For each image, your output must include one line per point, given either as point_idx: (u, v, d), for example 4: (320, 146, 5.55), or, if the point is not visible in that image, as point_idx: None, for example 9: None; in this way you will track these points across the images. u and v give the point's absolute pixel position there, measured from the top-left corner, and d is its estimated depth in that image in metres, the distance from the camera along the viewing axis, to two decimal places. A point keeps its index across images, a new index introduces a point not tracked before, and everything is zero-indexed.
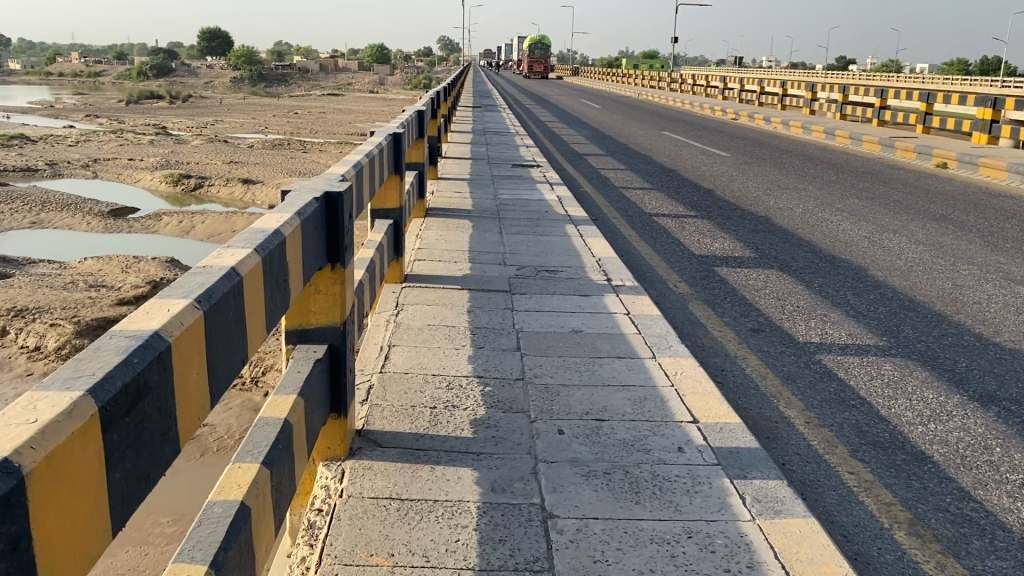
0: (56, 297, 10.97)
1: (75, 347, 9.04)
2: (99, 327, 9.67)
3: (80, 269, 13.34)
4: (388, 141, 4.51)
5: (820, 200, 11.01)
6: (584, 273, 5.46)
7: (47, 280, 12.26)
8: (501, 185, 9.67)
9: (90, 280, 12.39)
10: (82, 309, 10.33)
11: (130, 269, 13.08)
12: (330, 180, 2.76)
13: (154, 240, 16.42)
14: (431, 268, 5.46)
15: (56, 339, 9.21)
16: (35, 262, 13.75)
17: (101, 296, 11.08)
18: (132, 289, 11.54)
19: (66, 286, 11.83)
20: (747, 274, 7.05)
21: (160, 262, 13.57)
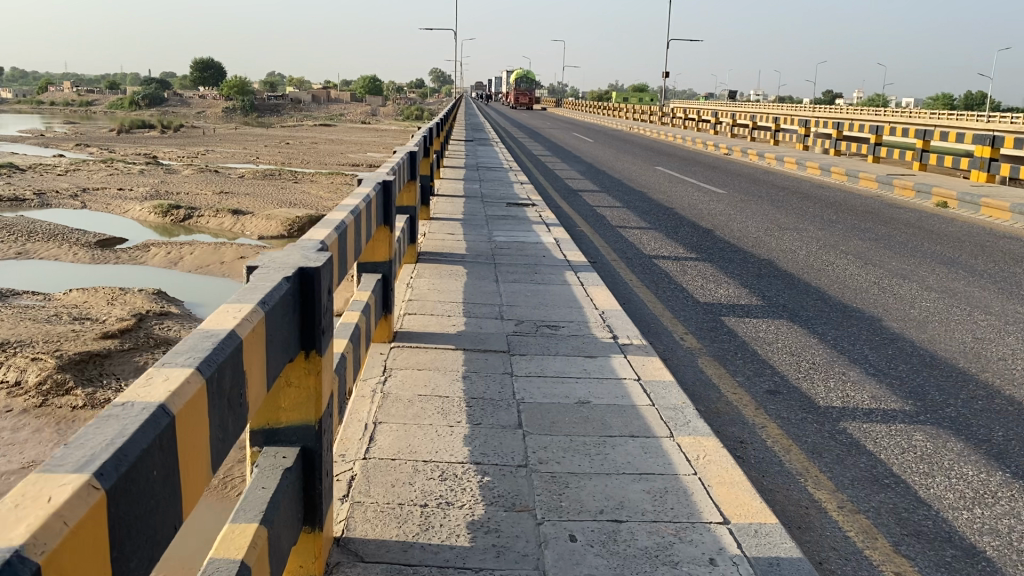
0: (38, 331, 10.51)
1: (56, 383, 8.58)
2: (82, 362, 9.21)
3: (65, 300, 12.89)
4: (376, 191, 4.15)
5: (823, 242, 10.67)
6: (587, 329, 5.07)
7: (30, 313, 11.80)
8: (496, 226, 9.31)
9: (74, 312, 11.94)
10: (65, 343, 9.87)
11: (116, 301, 12.64)
12: (307, 252, 2.38)
13: (142, 271, 15.98)
14: (422, 323, 5.06)
15: (37, 373, 8.75)
16: (18, 293, 13.29)
17: (85, 330, 10.61)
18: (116, 322, 11.11)
19: (48, 319, 11.37)
20: (757, 325, 6.67)
21: (147, 295, 13.14)
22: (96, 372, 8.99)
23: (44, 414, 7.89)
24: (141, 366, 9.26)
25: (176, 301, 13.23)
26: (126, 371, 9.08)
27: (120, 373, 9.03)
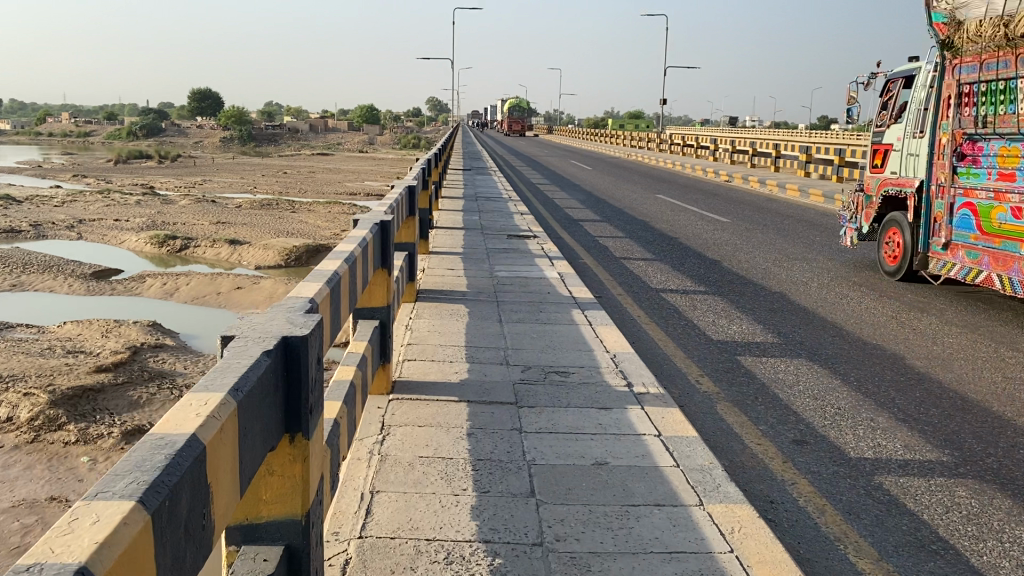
0: (32, 365, 10.16)
1: (49, 418, 8.22)
2: (76, 396, 8.85)
3: (59, 333, 12.57)
4: (372, 233, 3.84)
5: (834, 273, 10.37)
6: (600, 376, 4.74)
7: (23, 346, 11.47)
8: (498, 260, 9.00)
9: (69, 345, 11.59)
10: (58, 377, 9.51)
11: (111, 334, 12.31)
12: (294, 316, 2.06)
13: (138, 303, 15.65)
14: (423, 370, 4.72)
15: (30, 409, 8.39)
16: (13, 326, 12.97)
17: (79, 363, 10.25)
18: (111, 355, 10.75)
19: (42, 353, 11.03)
20: (774, 364, 6.35)
21: (142, 327, 12.81)
22: (89, 407, 8.63)
23: (33, 451, 7.52)
24: (136, 400, 8.90)
25: (172, 333, 12.88)
26: (120, 405, 8.71)
27: (114, 408, 8.67)
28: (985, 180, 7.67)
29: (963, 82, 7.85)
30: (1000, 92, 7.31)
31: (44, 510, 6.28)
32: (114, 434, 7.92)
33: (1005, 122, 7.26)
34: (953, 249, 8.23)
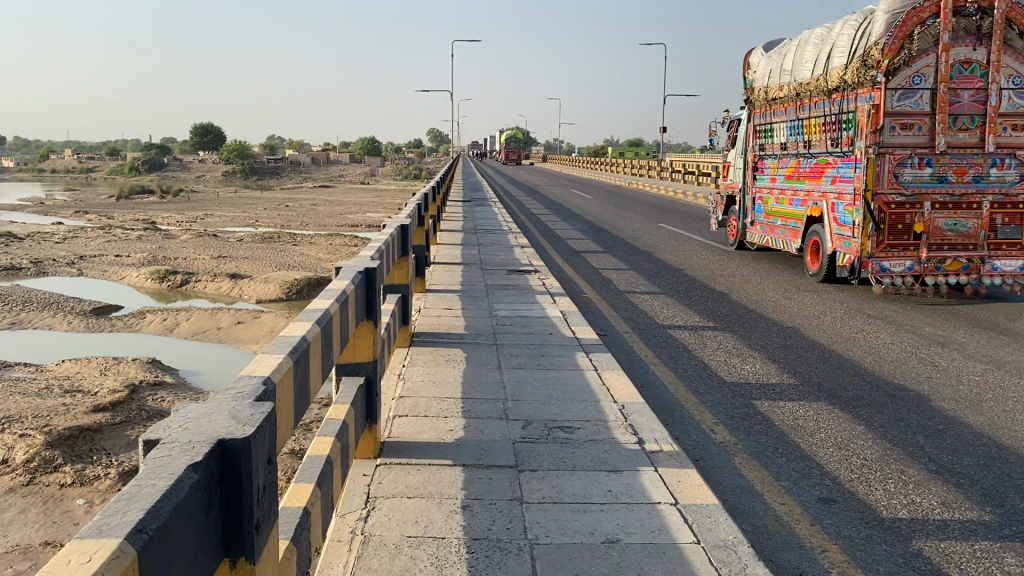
0: (28, 406, 9.78)
1: (45, 460, 7.84)
2: (73, 437, 8.48)
3: (56, 372, 12.21)
4: (355, 283, 3.50)
5: (847, 304, 9.99)
6: (607, 430, 4.36)
7: (20, 386, 11.10)
8: (497, 298, 8.67)
9: (66, 384, 11.22)
10: (55, 417, 9.13)
11: (109, 372, 11.94)
12: (237, 406, 1.71)
13: (137, 340, 15.27)
14: (416, 428, 4.33)
15: (25, 451, 8.01)
16: (11, 365, 12.63)
17: (76, 403, 9.87)
18: (108, 393, 10.39)
19: (38, 393, 10.66)
20: (792, 410, 5.96)
21: (141, 364, 12.46)
22: (87, 447, 8.26)
23: (28, 494, 7.14)
24: (134, 441, 8.52)
25: (171, 370, 12.53)
26: (117, 445, 8.34)
27: (112, 448, 8.30)
28: (766, 181, 13.02)
29: (755, 125, 13.42)
30: (772, 130, 12.63)
31: (38, 556, 5.89)
32: (112, 474, 7.53)
33: (771, 147, 12.74)
34: (754, 225, 13.70)
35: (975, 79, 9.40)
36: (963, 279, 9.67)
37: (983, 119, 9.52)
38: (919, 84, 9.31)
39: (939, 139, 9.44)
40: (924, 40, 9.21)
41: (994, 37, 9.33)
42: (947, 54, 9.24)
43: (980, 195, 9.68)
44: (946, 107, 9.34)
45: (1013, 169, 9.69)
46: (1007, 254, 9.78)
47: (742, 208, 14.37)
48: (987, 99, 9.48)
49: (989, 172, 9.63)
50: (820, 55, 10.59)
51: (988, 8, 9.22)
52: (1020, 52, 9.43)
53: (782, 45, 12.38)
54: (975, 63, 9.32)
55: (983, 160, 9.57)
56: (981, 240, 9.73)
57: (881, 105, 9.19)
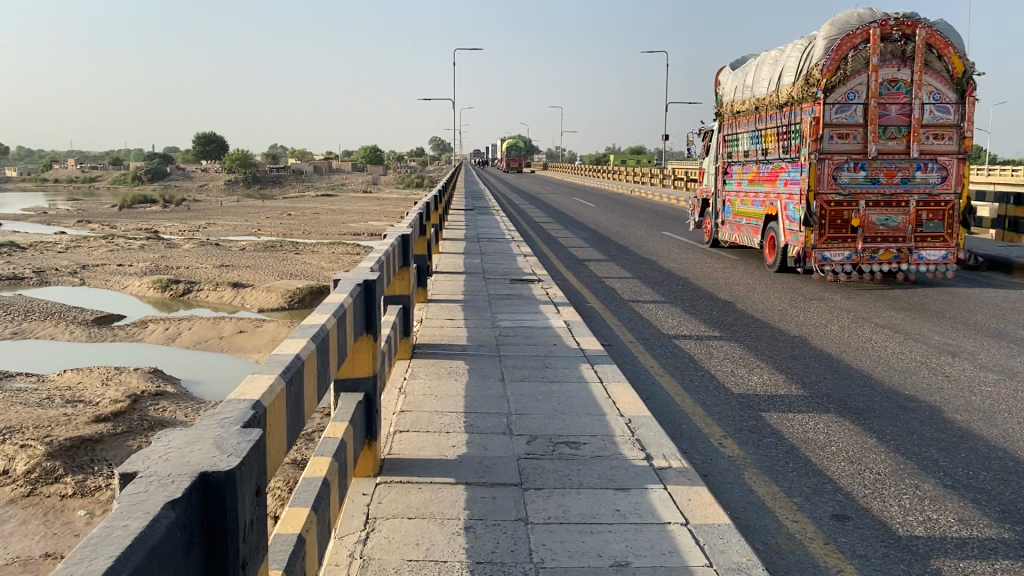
0: (29, 416, 9.67)
1: (45, 471, 7.74)
2: (74, 447, 8.37)
3: (58, 382, 12.10)
4: (354, 296, 3.39)
5: (854, 313, 9.86)
6: (613, 446, 4.24)
7: (21, 397, 10.99)
8: (500, 308, 8.55)
9: (67, 395, 11.11)
10: (56, 428, 9.03)
11: (111, 382, 11.83)
12: (224, 433, 1.61)
13: (139, 350, 15.16)
14: (417, 444, 4.21)
15: (26, 462, 7.91)
16: (12, 375, 12.52)
17: (78, 413, 9.76)
18: (110, 403, 10.29)
19: (39, 403, 10.55)
20: (802, 422, 5.82)
21: (143, 373, 12.36)
22: (88, 458, 8.16)
23: (29, 505, 7.04)
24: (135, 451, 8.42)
25: (174, 379, 12.44)
26: (118, 456, 8.24)
27: (113, 458, 8.20)
28: (734, 183, 14.68)
29: (723, 135, 15.13)
30: (738, 138, 14.27)
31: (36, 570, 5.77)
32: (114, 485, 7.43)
33: (735, 154, 14.45)
34: (724, 224, 15.41)
35: (901, 95, 11.06)
36: (893, 266, 11.38)
37: (909, 128, 11.16)
38: (853, 100, 11.00)
39: (871, 147, 11.10)
40: (855, 62, 10.89)
41: (917, 58, 10.97)
42: (875, 73, 10.92)
43: (907, 194, 11.35)
44: (876, 119, 11.02)
45: (935, 172, 11.34)
46: (931, 245, 11.47)
47: (715, 207, 16.01)
48: (912, 112, 11.13)
49: (914, 175, 11.30)
50: (773, 73, 12.22)
51: (910, 34, 10.88)
52: (940, 72, 11.06)
53: (746, 63, 14.01)
54: (901, 81, 10.98)
55: (909, 164, 11.23)
56: (909, 233, 11.40)
57: (820, 118, 10.84)
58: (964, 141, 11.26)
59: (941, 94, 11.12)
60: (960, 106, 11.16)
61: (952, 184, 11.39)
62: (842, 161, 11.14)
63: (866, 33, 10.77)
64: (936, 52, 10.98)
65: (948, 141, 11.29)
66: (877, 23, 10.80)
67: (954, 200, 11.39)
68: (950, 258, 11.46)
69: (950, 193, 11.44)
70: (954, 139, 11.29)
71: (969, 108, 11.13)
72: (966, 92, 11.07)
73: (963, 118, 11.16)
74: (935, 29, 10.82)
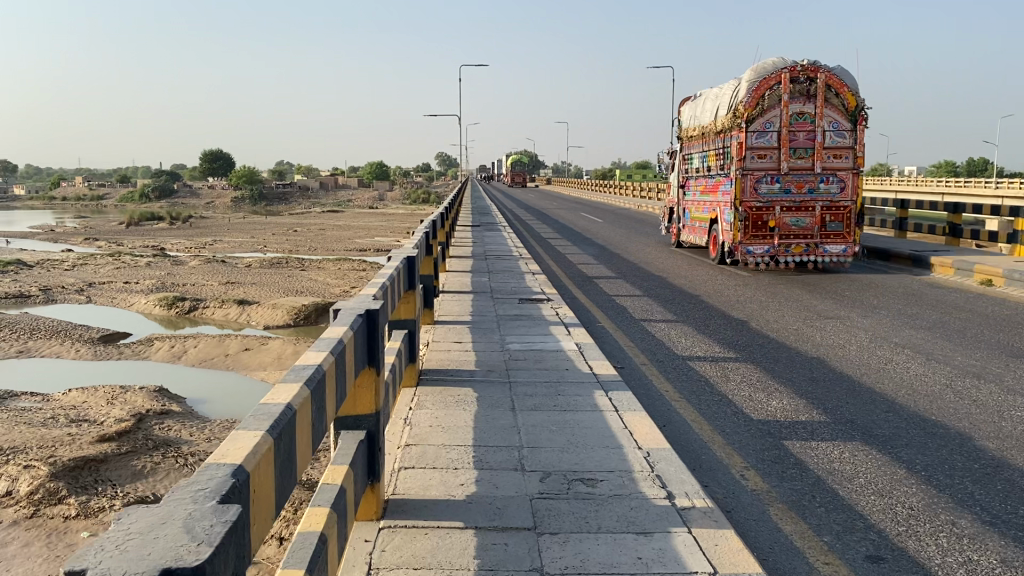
0: (33, 436, 9.46)
1: (49, 492, 7.54)
2: (78, 468, 8.18)
3: (63, 401, 11.88)
4: (355, 327, 3.17)
5: (871, 333, 9.58)
6: (632, 483, 3.99)
7: (25, 416, 10.78)
8: (508, 329, 8.31)
9: (71, 414, 10.89)
10: (60, 448, 8.83)
11: (116, 401, 11.61)
12: (198, 512, 1.40)
13: (144, 368, 14.95)
14: (423, 483, 3.96)
15: (29, 483, 7.72)
16: (16, 395, 12.32)
17: (82, 433, 9.55)
18: (115, 423, 10.07)
19: (43, 423, 10.34)
20: (826, 451, 5.56)
21: (149, 392, 12.14)
22: (92, 478, 7.96)
23: (31, 527, 6.86)
24: (140, 470, 8.21)
25: (179, 398, 12.21)
26: (123, 477, 8.04)
27: (117, 479, 8.00)
28: (692, 194, 17.62)
29: (685, 154, 18.23)
30: (693, 157, 17.32)
31: None
32: (117, 507, 7.22)
33: (693, 170, 17.48)
34: (686, 227, 18.44)
35: (808, 123, 13.88)
36: (802, 258, 14.17)
37: (814, 150, 13.96)
38: (769, 127, 13.88)
39: (783, 164, 13.92)
40: (771, 97, 13.76)
41: (819, 94, 13.80)
42: (786, 106, 13.77)
43: (814, 201, 14.10)
44: (788, 142, 13.85)
45: (836, 183, 14.10)
46: (835, 241, 14.19)
47: (680, 213, 18.98)
48: (816, 137, 13.93)
49: (819, 186, 14.03)
50: (714, 104, 15.18)
51: (814, 77, 13.71)
52: (837, 106, 13.84)
53: (700, 94, 16.97)
54: (807, 113, 13.80)
55: (815, 177, 13.97)
56: (816, 231, 14.17)
57: (741, 141, 13.75)
58: (858, 160, 13.99)
59: (839, 123, 13.92)
60: (854, 132, 13.92)
61: (850, 193, 14.12)
62: (761, 174, 13.98)
63: (778, 75, 13.63)
64: (835, 90, 13.78)
65: (845, 160, 14.06)
66: (786, 68, 13.67)
67: (851, 206, 14.11)
68: (849, 252, 14.15)
69: (849, 200, 14.15)
70: (850, 158, 14.04)
71: (861, 134, 13.86)
72: (859, 121, 13.81)
73: (857, 141, 13.90)
74: (833, 72, 13.58)
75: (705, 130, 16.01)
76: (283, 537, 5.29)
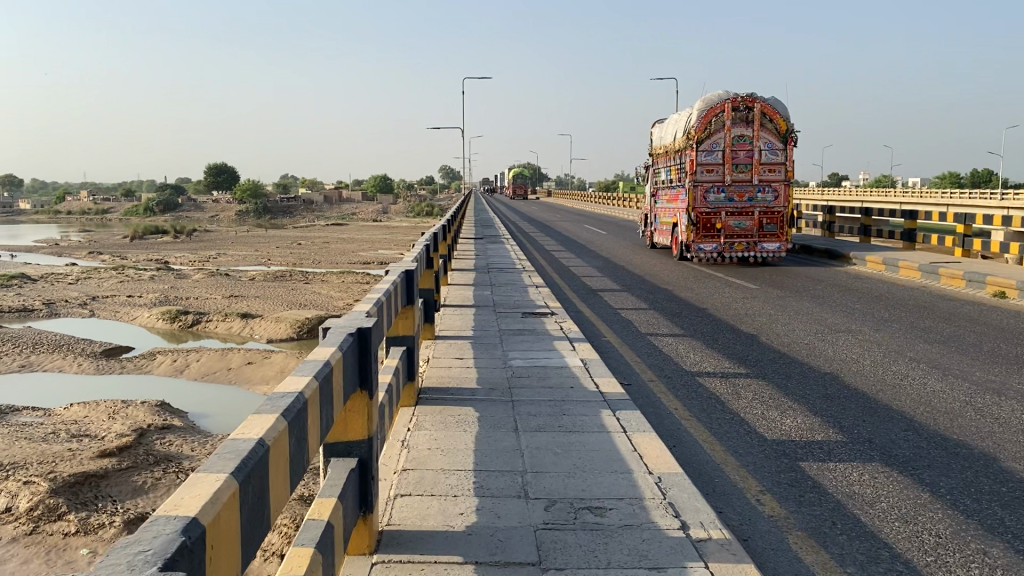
0: (33, 452, 9.23)
1: (49, 508, 7.31)
2: (79, 484, 7.94)
3: (64, 416, 11.67)
4: (346, 346, 2.96)
5: (885, 347, 9.31)
6: (644, 512, 3.73)
7: (26, 431, 10.56)
8: (512, 345, 8.08)
9: (72, 429, 10.67)
10: (60, 464, 8.60)
11: (117, 415, 11.39)
12: None
13: (146, 382, 14.72)
14: (420, 512, 3.71)
15: (29, 499, 7.49)
16: (17, 409, 12.11)
17: (82, 448, 9.32)
18: (115, 437, 9.84)
19: (44, 438, 10.11)
20: (845, 473, 5.30)
21: (150, 406, 11.90)
22: (92, 494, 7.73)
23: (31, 543, 6.63)
24: (140, 486, 7.97)
25: (182, 412, 11.98)
26: (124, 493, 7.80)
27: (118, 495, 7.76)
28: (662, 201, 20.58)
29: (655, 168, 21.36)
30: (661, 172, 20.50)
31: None
32: (118, 523, 6.99)
33: (661, 182, 20.53)
34: (658, 231, 21.41)
35: (747, 143, 16.97)
36: (744, 254, 17.25)
37: (753, 165, 17.02)
38: (716, 147, 16.97)
39: (728, 178, 17.01)
40: (717, 123, 16.90)
41: (756, 120, 16.89)
42: (729, 129, 16.86)
43: (753, 208, 17.19)
44: (730, 159, 16.93)
45: (771, 192, 17.13)
46: (771, 240, 17.23)
47: (654, 218, 21.89)
48: (754, 155, 16.99)
49: (757, 195, 17.10)
50: (675, 127, 18.34)
51: (752, 106, 16.81)
52: (771, 130, 16.92)
53: (668, 117, 20.12)
54: (746, 135, 16.91)
55: (753, 188, 17.03)
56: (755, 232, 17.27)
57: (693, 159, 16.88)
58: (789, 173, 17.04)
59: (773, 143, 16.96)
60: (785, 151, 16.99)
61: (782, 201, 17.15)
62: (710, 185, 17.06)
63: (722, 104, 16.74)
64: (769, 117, 16.88)
65: (779, 173, 17.10)
66: (729, 98, 16.76)
67: (784, 211, 17.15)
68: (784, 249, 17.17)
69: (782, 207, 17.18)
70: (783, 172, 17.07)
71: (791, 151, 16.91)
72: (789, 141, 16.88)
73: (788, 158, 16.96)
74: (767, 102, 16.68)
75: (669, 148, 19.11)
76: (278, 557, 5.12)
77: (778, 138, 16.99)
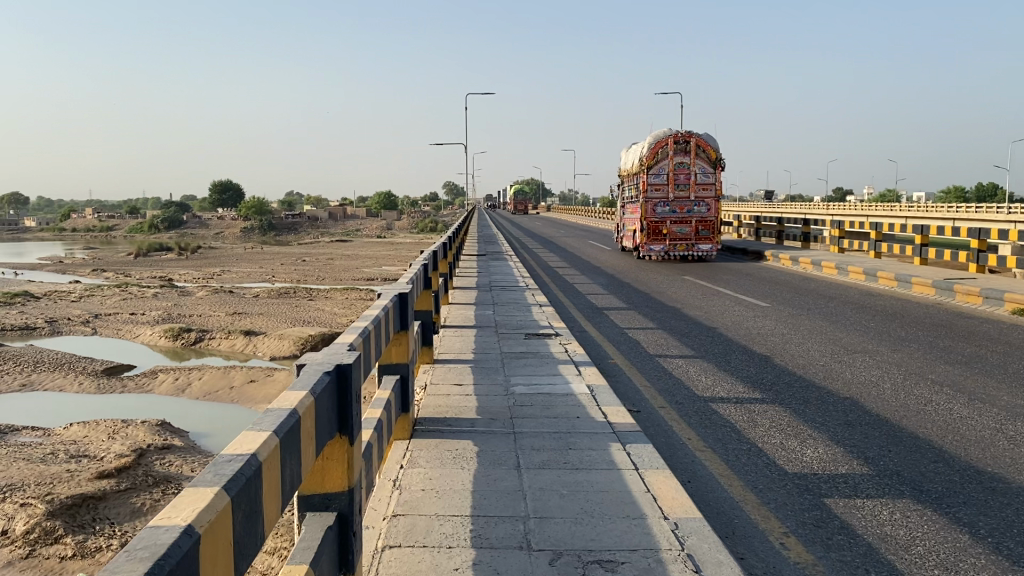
0: (30, 473, 8.83)
1: (45, 530, 6.93)
2: (77, 505, 7.56)
3: (64, 435, 11.30)
4: (323, 384, 2.61)
5: (905, 369, 8.91)
6: (661, 568, 3.33)
7: (24, 452, 10.17)
8: (515, 368, 7.71)
9: (70, 449, 10.28)
10: (58, 485, 8.22)
11: (117, 435, 10.99)
12: None
13: (147, 401, 14.33)
14: (409, 570, 3.29)
15: (25, 521, 7.11)
16: (17, 429, 11.75)
17: (81, 469, 8.92)
18: (115, 458, 9.46)
19: (42, 459, 9.73)
20: (874, 511, 4.90)
21: (151, 426, 11.52)
22: (89, 517, 7.34)
23: (25, 569, 6.25)
24: (139, 509, 7.58)
25: (183, 432, 11.60)
26: (123, 515, 7.41)
27: (116, 517, 7.38)
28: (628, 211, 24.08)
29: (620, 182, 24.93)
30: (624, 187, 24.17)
31: None
32: (116, 548, 6.60)
33: (624, 194, 24.10)
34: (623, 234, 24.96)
35: (686, 168, 20.60)
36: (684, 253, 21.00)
37: (690, 186, 20.65)
38: (661, 171, 20.62)
39: (670, 196, 20.64)
40: (662, 153, 20.58)
41: (692, 150, 20.55)
42: (671, 158, 20.53)
43: (690, 218, 20.88)
44: (673, 180, 20.58)
45: (705, 206, 20.75)
46: (705, 243, 20.95)
47: (623, 223, 25.48)
48: (691, 178, 20.61)
49: (693, 209, 20.78)
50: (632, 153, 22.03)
51: (688, 140, 20.43)
52: (704, 158, 20.53)
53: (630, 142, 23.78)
54: (684, 162, 20.54)
55: (690, 203, 20.69)
56: (692, 236, 20.98)
57: (643, 181, 20.51)
58: (718, 191, 20.63)
59: (707, 168, 20.60)
60: (716, 174, 20.59)
61: (714, 212, 20.78)
62: (657, 201, 20.74)
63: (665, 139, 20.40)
64: (702, 148, 20.55)
65: (711, 192, 20.70)
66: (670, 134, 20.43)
67: (716, 220, 20.80)
68: (715, 249, 20.89)
69: (714, 217, 20.81)
70: (714, 190, 20.66)
71: (720, 174, 20.51)
72: (718, 167, 20.49)
73: (717, 179, 20.55)
74: (700, 137, 20.33)
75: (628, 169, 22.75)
76: None
77: (711, 163, 20.61)
